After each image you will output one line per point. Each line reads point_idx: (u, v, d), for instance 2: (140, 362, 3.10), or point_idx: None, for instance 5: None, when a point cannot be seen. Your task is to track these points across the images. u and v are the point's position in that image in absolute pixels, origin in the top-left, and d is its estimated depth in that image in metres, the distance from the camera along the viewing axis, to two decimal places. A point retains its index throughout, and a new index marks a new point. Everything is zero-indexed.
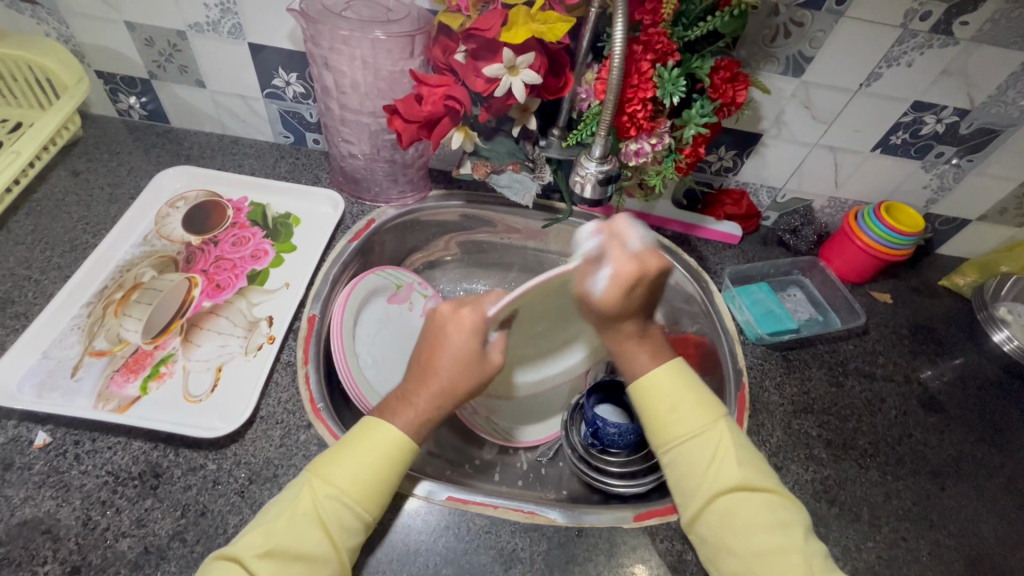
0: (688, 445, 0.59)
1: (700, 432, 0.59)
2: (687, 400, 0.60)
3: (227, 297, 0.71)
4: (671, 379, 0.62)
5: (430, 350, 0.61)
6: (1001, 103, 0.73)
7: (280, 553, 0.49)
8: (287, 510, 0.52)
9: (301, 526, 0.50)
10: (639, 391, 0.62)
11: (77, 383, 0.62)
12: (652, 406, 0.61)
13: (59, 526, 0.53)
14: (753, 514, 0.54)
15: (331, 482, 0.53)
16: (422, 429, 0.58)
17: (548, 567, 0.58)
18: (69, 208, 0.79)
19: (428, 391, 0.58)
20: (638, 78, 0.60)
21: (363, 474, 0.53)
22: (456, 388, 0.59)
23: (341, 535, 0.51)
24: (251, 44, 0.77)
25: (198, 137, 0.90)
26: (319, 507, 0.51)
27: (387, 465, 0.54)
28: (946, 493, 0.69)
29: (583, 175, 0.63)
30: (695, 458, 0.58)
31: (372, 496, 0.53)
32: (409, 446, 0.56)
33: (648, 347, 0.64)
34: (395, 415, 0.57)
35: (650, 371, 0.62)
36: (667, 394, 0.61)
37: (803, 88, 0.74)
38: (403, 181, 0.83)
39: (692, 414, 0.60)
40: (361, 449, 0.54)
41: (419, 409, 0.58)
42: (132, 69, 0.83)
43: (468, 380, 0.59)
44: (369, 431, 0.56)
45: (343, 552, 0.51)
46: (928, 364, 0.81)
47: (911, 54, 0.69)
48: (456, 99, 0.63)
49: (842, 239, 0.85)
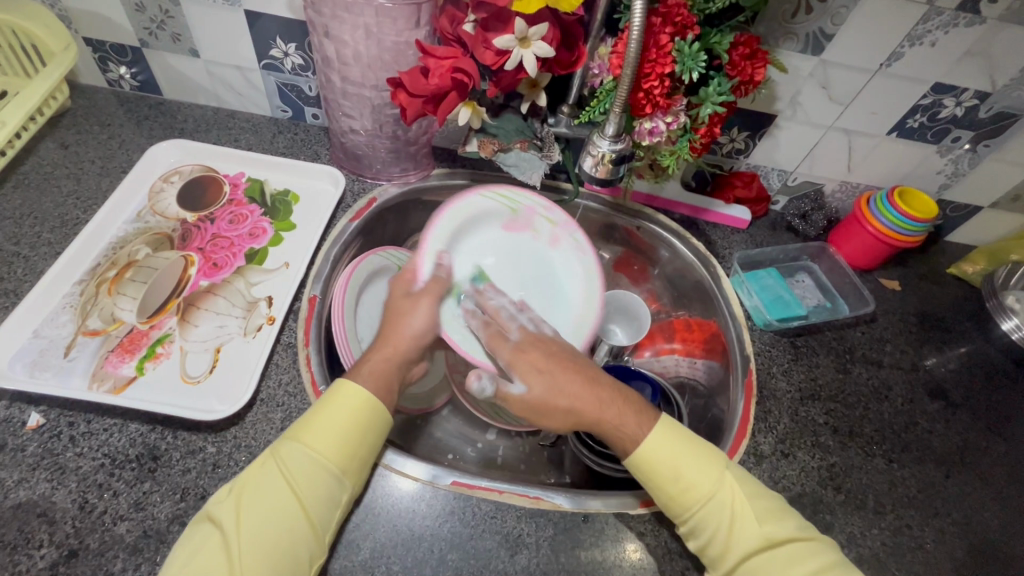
0: (702, 511, 0.56)
1: (713, 492, 0.56)
2: (689, 464, 0.58)
3: (224, 276, 0.69)
4: (664, 445, 0.58)
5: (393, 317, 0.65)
6: (1023, 86, 0.71)
7: (245, 506, 0.49)
8: (255, 465, 0.52)
9: (267, 478, 0.51)
10: (636, 463, 0.58)
11: (70, 362, 0.60)
12: (655, 476, 0.58)
13: (55, 509, 0.52)
14: (781, 568, 0.53)
15: (297, 438, 0.53)
16: (381, 380, 0.59)
17: (555, 553, 0.57)
18: (58, 181, 0.76)
19: (382, 347, 0.62)
20: (656, 52, 0.57)
21: (332, 436, 0.53)
22: (407, 335, 0.63)
23: (307, 489, 0.51)
24: (248, 12, 0.73)
25: (192, 110, 0.87)
26: (284, 460, 0.52)
27: (353, 421, 0.54)
28: (951, 481, 0.69)
29: (595, 154, 0.61)
30: (714, 521, 0.55)
31: (338, 448, 0.53)
32: (373, 405, 0.56)
33: (629, 410, 0.61)
34: (354, 374, 0.58)
35: (641, 440, 0.59)
36: (666, 458, 0.58)
37: (821, 68, 0.72)
38: (405, 158, 0.81)
39: (696, 476, 0.57)
40: (325, 408, 0.55)
41: (369, 365, 0.60)
42: (122, 36, 0.79)
43: (407, 321, 0.64)
44: (334, 394, 0.56)
45: (311, 506, 0.50)
46: (935, 352, 0.81)
47: (935, 33, 0.67)
48: (464, 72, 0.60)
49: (853, 225, 0.83)
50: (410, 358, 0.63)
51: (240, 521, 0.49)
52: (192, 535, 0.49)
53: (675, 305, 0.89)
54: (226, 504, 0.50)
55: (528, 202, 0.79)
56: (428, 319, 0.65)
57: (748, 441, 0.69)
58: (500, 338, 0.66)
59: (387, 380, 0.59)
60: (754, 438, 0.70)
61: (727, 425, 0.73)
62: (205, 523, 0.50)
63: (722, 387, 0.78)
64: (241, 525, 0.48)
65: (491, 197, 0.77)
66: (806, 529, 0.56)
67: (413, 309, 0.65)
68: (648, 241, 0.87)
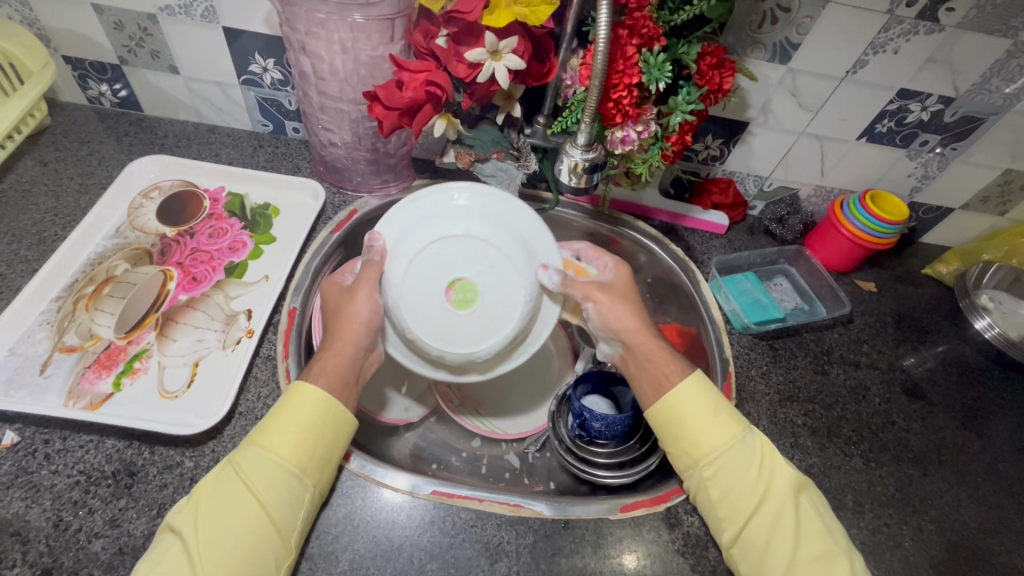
0: (736, 453, 0.60)
1: (742, 438, 0.61)
2: (723, 410, 0.62)
3: (203, 290, 0.69)
4: (705, 394, 0.63)
5: (337, 310, 0.63)
6: (985, 91, 0.73)
7: (203, 512, 0.50)
8: (212, 472, 0.53)
9: (225, 481, 0.51)
10: (678, 406, 0.62)
11: (46, 380, 0.60)
12: (696, 420, 0.61)
13: (29, 528, 0.52)
14: (799, 512, 0.57)
15: (252, 440, 0.54)
16: (337, 379, 0.59)
17: (535, 561, 0.58)
18: (37, 199, 0.76)
19: (332, 343, 0.61)
20: (624, 63, 0.59)
21: (290, 435, 0.54)
22: (355, 324, 0.61)
23: (262, 488, 0.51)
24: (226, 29, 0.74)
25: (172, 125, 0.87)
26: (240, 461, 0.52)
27: (312, 418, 0.55)
28: (929, 479, 0.70)
29: (568, 163, 0.62)
30: (743, 465, 0.59)
31: (295, 445, 0.53)
32: (332, 403, 0.56)
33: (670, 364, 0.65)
34: (309, 374, 0.59)
35: (677, 386, 0.63)
36: (708, 405, 0.62)
37: (790, 76, 0.73)
38: (385, 171, 0.82)
39: (729, 424, 0.61)
40: (285, 409, 0.55)
41: (323, 362, 0.60)
42: (101, 54, 0.79)
43: (351, 311, 0.62)
44: (294, 396, 0.56)
45: (268, 506, 0.50)
46: (911, 351, 0.82)
47: (897, 40, 0.69)
48: (437, 85, 0.61)
49: (828, 229, 0.85)
50: (364, 347, 0.62)
51: (196, 526, 0.49)
52: (155, 548, 0.49)
53: (656, 311, 0.90)
54: (186, 513, 0.50)
55: None
56: (374, 303, 0.62)
57: None
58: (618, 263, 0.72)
59: (339, 372, 0.59)
60: None
61: None
62: (168, 534, 0.50)
63: None
64: (201, 532, 0.49)
65: None
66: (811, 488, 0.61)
67: (352, 301, 0.62)
68: (629, 248, 0.88)
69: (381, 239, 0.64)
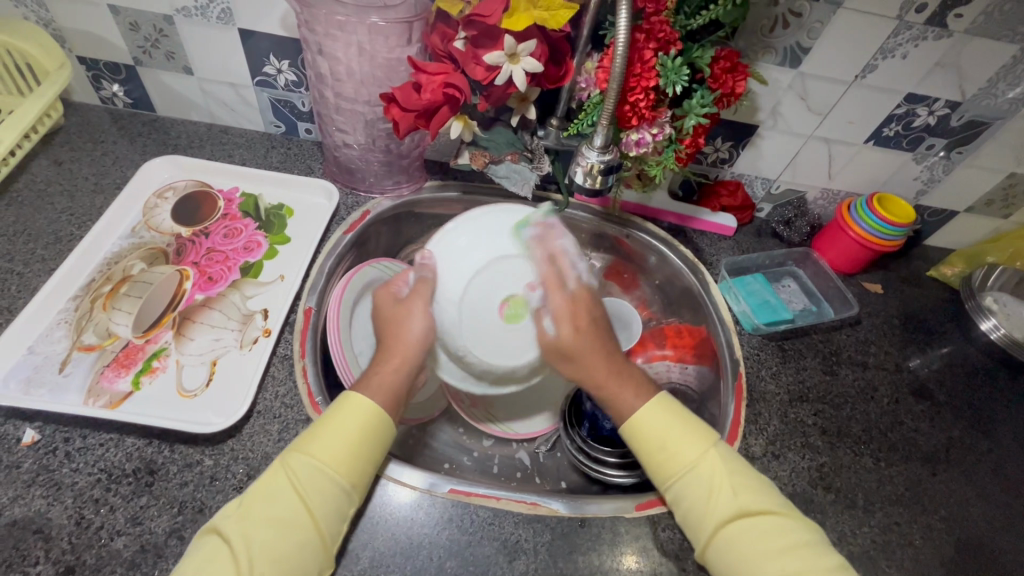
0: (687, 479, 0.58)
1: (698, 462, 0.58)
2: (679, 431, 0.60)
3: (219, 289, 0.69)
4: (659, 414, 0.62)
5: (390, 327, 0.64)
6: (991, 96, 0.74)
7: (253, 521, 0.50)
8: (261, 479, 0.53)
9: (275, 491, 0.51)
10: (634, 429, 0.61)
11: (65, 378, 0.60)
12: (645, 443, 0.61)
13: (51, 525, 0.52)
14: (760, 537, 0.55)
15: (305, 451, 0.54)
16: (390, 394, 0.60)
17: (552, 559, 0.58)
18: (52, 198, 0.76)
19: (388, 359, 0.62)
20: (640, 67, 0.60)
21: (342, 449, 0.54)
22: (410, 340, 0.63)
23: (316, 504, 0.51)
24: (242, 31, 0.75)
25: (185, 126, 0.88)
26: (294, 474, 0.52)
27: (363, 435, 0.55)
28: (937, 478, 0.71)
29: (584, 165, 0.63)
30: (696, 489, 0.57)
31: (347, 462, 0.54)
32: (383, 418, 0.57)
33: (631, 384, 0.64)
34: (364, 385, 0.60)
35: (640, 408, 0.62)
36: (659, 428, 0.61)
37: (800, 80, 0.74)
38: (398, 172, 0.82)
39: (682, 446, 0.59)
40: (336, 421, 0.55)
41: (379, 377, 0.60)
42: (116, 55, 0.80)
43: (407, 328, 0.63)
44: (346, 408, 0.56)
45: (321, 521, 0.51)
46: (918, 353, 0.83)
47: (906, 46, 0.70)
48: (455, 87, 0.62)
49: (835, 231, 0.85)
50: (416, 365, 0.63)
51: (247, 537, 0.49)
52: (196, 550, 0.49)
53: (665, 312, 0.91)
54: (233, 519, 0.50)
55: None
56: (428, 321, 0.64)
57: (739, 443, 0.71)
58: (557, 283, 0.66)
59: (393, 388, 0.60)
60: (746, 440, 0.71)
61: (718, 429, 0.74)
62: (209, 536, 0.50)
63: (713, 391, 0.80)
64: (250, 541, 0.49)
65: (380, 268, 0.80)
66: (783, 504, 0.58)
67: (409, 315, 0.64)
68: (638, 249, 0.89)
69: (432, 258, 0.66)
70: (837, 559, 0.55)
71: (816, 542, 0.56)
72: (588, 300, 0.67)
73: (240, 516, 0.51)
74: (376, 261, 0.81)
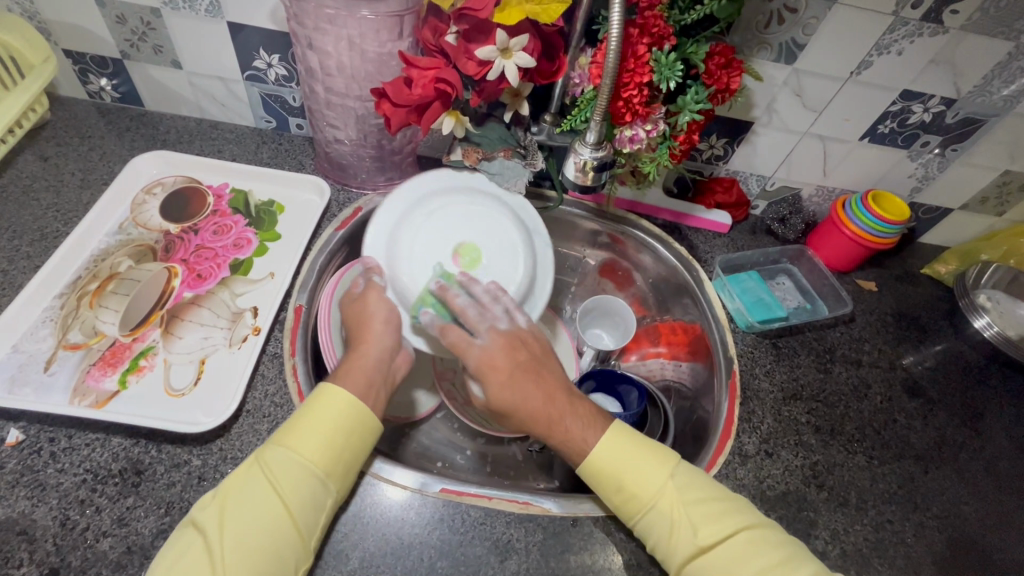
0: (647, 516, 0.57)
1: (655, 497, 0.57)
2: (634, 468, 0.58)
3: (209, 287, 0.69)
4: (617, 449, 0.59)
5: (357, 321, 0.65)
6: (986, 93, 0.74)
7: (229, 511, 0.49)
8: (241, 469, 0.53)
9: (252, 481, 0.51)
10: (588, 471, 0.59)
11: (51, 377, 0.59)
12: (603, 483, 0.58)
13: (35, 527, 0.51)
14: (730, 563, 0.54)
15: (281, 442, 0.53)
16: (362, 378, 0.59)
17: (544, 558, 0.58)
18: (39, 194, 0.75)
19: (358, 346, 0.63)
20: (634, 62, 0.59)
21: (319, 438, 0.53)
22: (377, 325, 0.64)
23: (288, 494, 0.50)
24: (230, 24, 0.73)
25: (174, 121, 0.86)
26: (269, 466, 0.52)
27: (339, 426, 0.54)
28: (930, 476, 0.71)
29: (577, 162, 0.62)
30: (659, 526, 0.56)
31: (324, 453, 0.53)
32: (360, 409, 0.56)
33: (579, 426, 0.60)
34: (339, 376, 0.59)
35: (593, 448, 0.59)
36: (616, 465, 0.58)
37: (795, 76, 0.74)
38: (391, 168, 0.81)
39: (641, 482, 0.57)
40: (313, 411, 0.55)
41: (349, 366, 0.60)
42: (103, 48, 0.79)
43: (371, 313, 0.65)
44: (322, 398, 0.56)
45: (293, 513, 0.50)
46: (911, 350, 0.83)
47: (901, 42, 0.69)
48: (446, 82, 0.61)
49: (830, 229, 0.85)
50: (390, 348, 0.64)
51: (222, 527, 0.49)
52: (175, 542, 0.49)
53: (660, 309, 0.90)
54: (210, 510, 0.50)
55: None
56: (388, 304, 0.67)
57: (732, 442, 0.70)
58: (468, 336, 0.62)
59: (367, 373, 0.60)
60: (739, 438, 0.71)
61: (711, 426, 0.74)
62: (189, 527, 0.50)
63: (707, 389, 0.80)
64: (224, 531, 0.48)
65: None
66: (755, 519, 0.57)
67: (365, 304, 0.66)
68: (633, 247, 0.89)
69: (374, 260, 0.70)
70: (816, 559, 0.54)
71: (792, 558, 0.54)
72: (518, 347, 0.62)
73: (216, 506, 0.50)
74: (368, 256, 0.80)
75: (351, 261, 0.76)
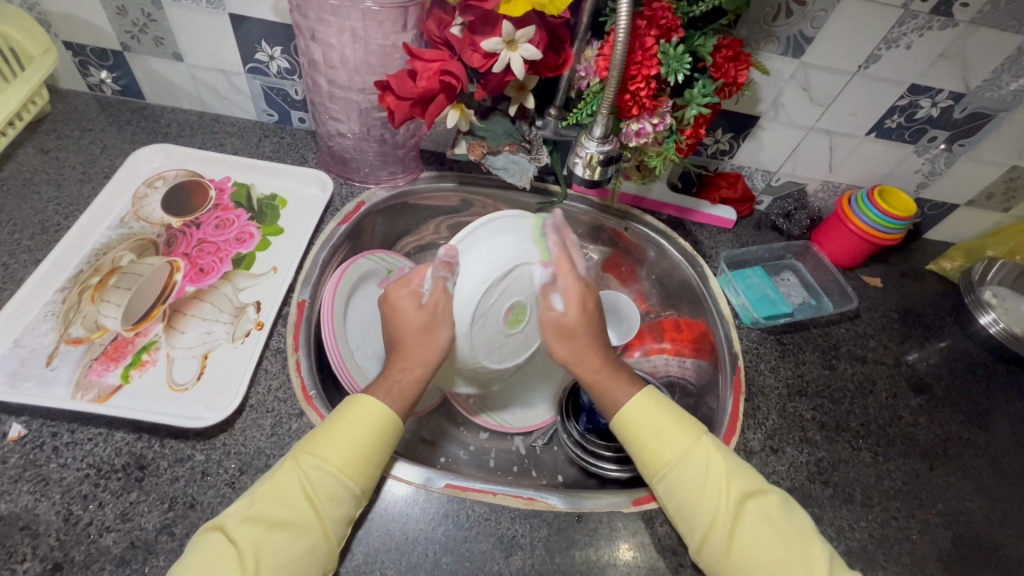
0: (678, 469, 0.58)
1: (688, 451, 0.58)
2: (669, 423, 0.60)
3: (211, 281, 0.68)
4: (650, 408, 0.61)
5: (402, 335, 0.61)
6: (994, 87, 0.73)
7: (260, 524, 0.49)
8: (270, 479, 0.52)
9: (286, 492, 0.51)
10: (623, 423, 0.61)
11: (53, 372, 0.59)
12: (636, 435, 0.60)
13: (38, 522, 0.51)
14: (758, 525, 0.55)
15: (313, 453, 0.53)
16: (403, 400, 0.59)
17: (549, 553, 0.57)
18: (39, 187, 0.74)
19: (407, 366, 0.60)
20: (642, 54, 0.58)
21: (352, 449, 0.53)
22: (435, 349, 0.61)
23: (328, 507, 0.51)
24: (232, 16, 0.73)
25: (175, 114, 0.86)
26: (303, 476, 0.52)
27: (372, 437, 0.54)
28: (935, 473, 0.71)
29: (583, 156, 0.61)
30: (690, 478, 0.57)
31: (360, 465, 0.53)
32: (392, 420, 0.56)
33: (623, 378, 0.64)
34: (377, 388, 0.59)
35: (627, 404, 0.62)
36: (650, 420, 0.60)
37: (802, 70, 0.73)
38: (393, 161, 0.81)
39: (675, 437, 0.59)
40: (346, 423, 0.55)
41: (398, 384, 0.59)
42: (103, 40, 0.78)
43: (433, 336, 0.61)
44: (353, 410, 0.56)
45: (330, 525, 0.51)
46: (916, 347, 0.83)
47: (910, 36, 0.69)
48: (451, 74, 0.60)
49: (835, 224, 0.85)
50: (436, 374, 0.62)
51: (256, 540, 0.48)
52: (197, 547, 0.48)
53: (663, 305, 0.90)
54: (239, 518, 0.49)
55: (401, 264, 0.82)
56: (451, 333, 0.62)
57: (738, 438, 0.70)
58: (569, 264, 0.66)
59: (407, 393, 0.59)
60: (744, 435, 0.70)
61: (716, 423, 0.74)
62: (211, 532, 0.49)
63: (711, 385, 0.79)
64: (256, 544, 0.48)
65: (372, 259, 0.78)
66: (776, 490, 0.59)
67: (432, 328, 0.61)
68: (637, 242, 0.88)
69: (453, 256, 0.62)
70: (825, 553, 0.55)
71: (806, 538, 0.55)
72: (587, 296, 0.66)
73: (245, 516, 0.49)
74: (369, 252, 0.79)
75: (348, 259, 0.75)
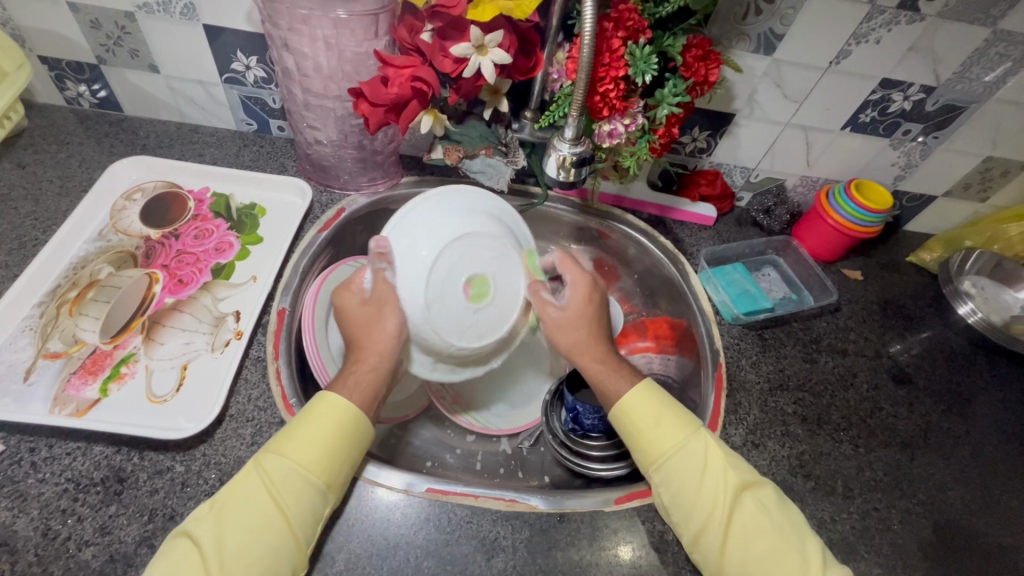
0: (677, 458, 0.59)
1: (687, 443, 0.60)
2: (665, 413, 0.62)
3: (190, 292, 0.68)
4: (649, 401, 0.62)
5: (355, 330, 0.61)
6: (965, 79, 0.74)
7: (225, 524, 0.49)
8: (237, 479, 0.52)
9: (247, 492, 0.51)
10: (622, 413, 0.62)
11: (30, 387, 0.59)
12: (635, 426, 0.61)
13: (16, 538, 0.51)
14: (749, 514, 0.56)
15: (279, 451, 0.53)
16: (368, 389, 0.59)
17: (531, 555, 0.58)
18: (17, 203, 0.74)
19: (362, 356, 0.60)
20: (610, 56, 0.59)
21: (315, 447, 0.54)
22: (385, 339, 0.60)
23: (290, 504, 0.51)
24: (207, 27, 0.73)
25: (154, 125, 0.86)
26: (267, 474, 0.52)
27: (334, 434, 0.55)
28: (916, 462, 0.71)
29: (557, 157, 0.62)
30: (687, 468, 0.58)
31: (324, 463, 0.53)
32: (355, 415, 0.56)
33: (622, 372, 0.65)
34: (339, 383, 0.59)
35: (625, 393, 0.63)
36: (648, 411, 0.61)
37: (775, 67, 0.74)
38: (372, 168, 0.81)
39: (672, 429, 0.60)
40: (309, 422, 0.55)
41: (356, 375, 0.59)
42: (78, 54, 0.78)
43: (379, 329, 0.60)
44: (318, 407, 0.56)
45: (295, 522, 0.51)
46: (897, 338, 0.83)
47: (879, 30, 0.69)
48: (423, 81, 0.61)
49: (814, 219, 0.85)
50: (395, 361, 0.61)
51: (220, 539, 0.48)
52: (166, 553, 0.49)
53: (646, 305, 0.90)
54: (205, 521, 0.50)
55: None
56: (399, 320, 0.61)
57: (719, 434, 0.70)
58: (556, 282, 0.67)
59: (369, 385, 0.59)
60: (725, 431, 0.71)
61: (699, 418, 0.74)
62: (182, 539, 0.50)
63: (693, 380, 0.80)
64: (218, 543, 0.48)
65: (356, 265, 0.78)
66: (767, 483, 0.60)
67: (378, 318, 0.60)
68: (618, 241, 0.89)
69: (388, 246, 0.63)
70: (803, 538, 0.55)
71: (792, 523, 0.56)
72: (591, 288, 0.68)
73: (211, 519, 0.50)
74: (351, 258, 0.79)
75: (329, 267, 0.76)
